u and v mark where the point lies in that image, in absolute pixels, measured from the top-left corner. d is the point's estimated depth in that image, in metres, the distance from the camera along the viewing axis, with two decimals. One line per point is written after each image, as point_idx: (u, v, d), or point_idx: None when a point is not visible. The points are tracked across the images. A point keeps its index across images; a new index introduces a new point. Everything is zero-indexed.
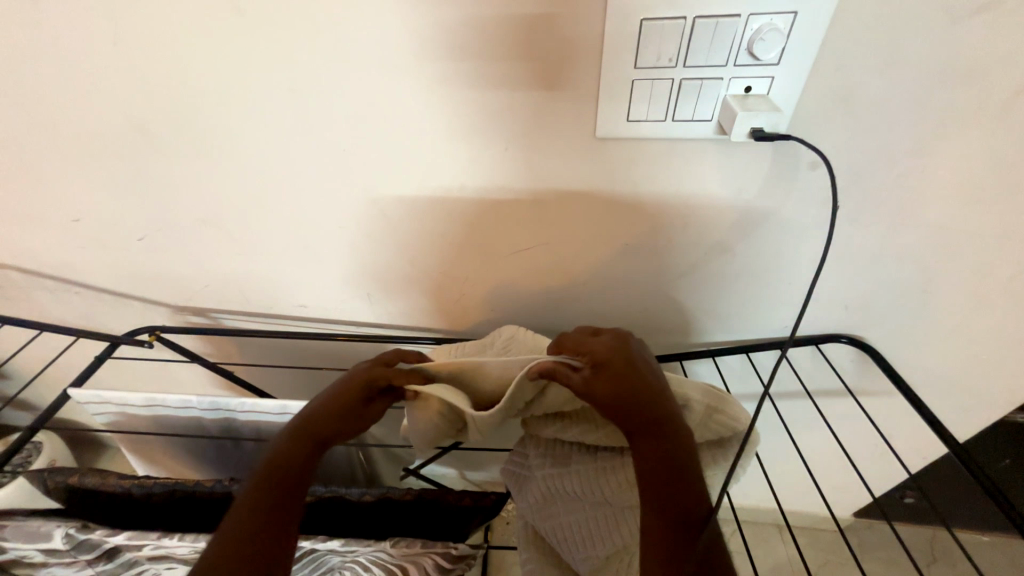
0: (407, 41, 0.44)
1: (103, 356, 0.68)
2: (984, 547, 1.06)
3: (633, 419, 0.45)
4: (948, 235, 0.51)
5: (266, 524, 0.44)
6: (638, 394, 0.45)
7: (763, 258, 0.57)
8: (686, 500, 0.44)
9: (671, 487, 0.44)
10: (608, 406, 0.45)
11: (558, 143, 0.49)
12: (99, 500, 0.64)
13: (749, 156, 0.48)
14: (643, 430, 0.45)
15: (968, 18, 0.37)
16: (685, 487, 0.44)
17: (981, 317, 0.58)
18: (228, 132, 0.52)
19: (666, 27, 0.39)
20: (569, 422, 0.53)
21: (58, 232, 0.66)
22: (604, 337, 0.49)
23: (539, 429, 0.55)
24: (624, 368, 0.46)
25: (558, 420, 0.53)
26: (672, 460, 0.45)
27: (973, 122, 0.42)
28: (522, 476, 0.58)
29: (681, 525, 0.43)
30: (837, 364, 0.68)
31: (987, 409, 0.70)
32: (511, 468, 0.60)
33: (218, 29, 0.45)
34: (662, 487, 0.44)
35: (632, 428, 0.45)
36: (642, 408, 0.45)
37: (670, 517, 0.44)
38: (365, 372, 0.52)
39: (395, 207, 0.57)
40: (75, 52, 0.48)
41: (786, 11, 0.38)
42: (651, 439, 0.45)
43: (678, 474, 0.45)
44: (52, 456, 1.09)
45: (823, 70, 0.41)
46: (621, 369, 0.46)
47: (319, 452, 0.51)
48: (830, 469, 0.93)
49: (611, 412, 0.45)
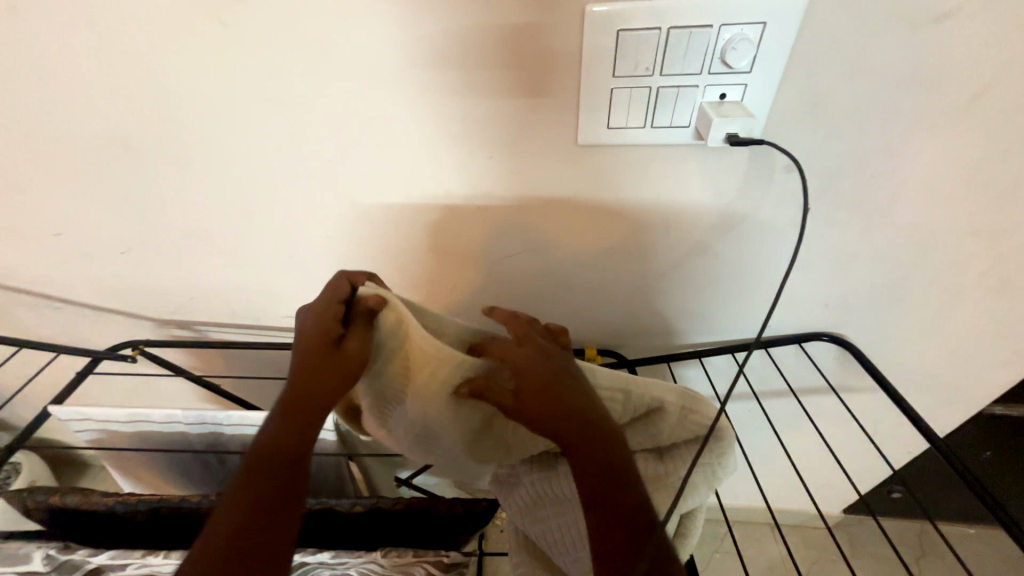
0: (390, 51, 0.44)
1: (84, 372, 0.66)
2: (970, 540, 1.08)
3: (580, 440, 0.42)
4: (919, 234, 0.52)
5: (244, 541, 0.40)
6: (572, 404, 0.43)
7: (745, 259, 0.58)
8: (635, 530, 0.41)
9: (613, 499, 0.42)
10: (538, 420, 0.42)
11: (541, 149, 0.49)
12: (82, 519, 0.62)
13: (726, 160, 0.49)
14: (585, 448, 0.42)
15: (928, 27, 0.39)
16: (633, 514, 0.42)
17: (956, 312, 0.60)
18: (212, 144, 0.52)
19: (642, 37, 0.41)
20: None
21: (38, 246, 0.65)
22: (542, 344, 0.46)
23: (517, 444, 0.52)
24: (551, 384, 0.43)
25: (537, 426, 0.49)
26: (617, 486, 0.42)
27: (938, 125, 0.44)
28: (510, 483, 0.58)
29: (628, 534, 0.41)
30: (820, 361, 0.70)
31: (967, 402, 0.72)
32: (499, 476, 0.60)
33: (202, 42, 0.45)
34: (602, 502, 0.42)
35: (579, 449, 0.42)
36: (572, 425, 0.42)
37: (615, 547, 0.41)
38: (319, 313, 0.46)
39: (381, 215, 0.58)
40: (57, 66, 0.47)
41: (757, 22, 0.39)
42: (586, 454, 0.42)
43: (624, 501, 0.42)
44: (32, 476, 1.06)
45: (794, 78, 0.43)
46: (550, 385, 0.43)
47: (305, 445, 0.45)
48: (818, 466, 0.94)
49: (545, 425, 0.42)
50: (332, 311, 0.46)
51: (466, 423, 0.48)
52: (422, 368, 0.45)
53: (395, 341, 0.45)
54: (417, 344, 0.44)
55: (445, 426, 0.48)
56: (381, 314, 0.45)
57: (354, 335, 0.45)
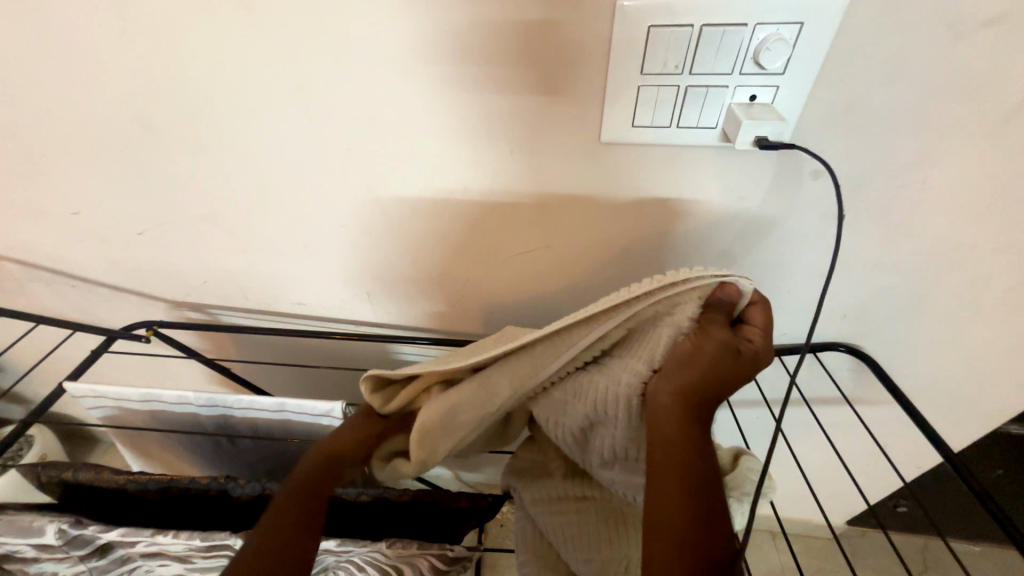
0: (414, 42, 0.44)
1: (100, 350, 0.67)
2: (976, 557, 1.07)
3: (692, 418, 0.40)
4: (947, 246, 0.51)
5: (279, 545, 0.46)
6: (721, 395, 0.41)
7: (763, 265, 0.57)
8: (709, 483, 0.38)
9: (698, 470, 0.38)
10: (689, 385, 0.40)
11: (562, 145, 0.49)
12: (95, 495, 0.63)
13: (752, 164, 0.48)
14: (693, 421, 0.40)
15: (972, 33, 0.37)
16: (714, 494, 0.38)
17: (979, 327, 0.58)
18: (232, 127, 0.52)
19: (673, 35, 0.40)
20: (633, 459, 0.49)
21: (58, 225, 0.66)
22: (744, 347, 0.42)
23: (606, 421, 0.48)
24: (727, 380, 0.41)
25: (638, 425, 0.46)
26: (696, 467, 0.38)
27: (974, 137, 0.43)
28: (532, 470, 0.60)
29: (695, 497, 0.37)
30: (835, 372, 0.69)
31: (985, 419, 0.71)
32: (519, 465, 0.61)
33: (228, 27, 0.45)
34: (689, 469, 0.38)
35: (693, 432, 0.39)
36: (700, 407, 0.40)
37: (690, 481, 0.38)
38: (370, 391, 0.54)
39: (397, 206, 0.57)
40: (81, 47, 0.48)
41: (793, 22, 0.38)
42: (695, 426, 0.40)
43: (701, 473, 0.38)
44: (44, 450, 1.08)
45: (828, 82, 0.42)
46: (724, 378, 0.40)
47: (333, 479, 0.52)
48: (826, 476, 0.93)
49: (698, 398, 0.40)
50: (697, 284, 0.43)
51: (623, 403, 0.45)
52: (680, 348, 0.42)
53: (671, 328, 0.44)
54: (679, 343, 0.43)
55: (604, 390, 0.46)
56: (686, 299, 0.44)
57: (684, 306, 0.44)
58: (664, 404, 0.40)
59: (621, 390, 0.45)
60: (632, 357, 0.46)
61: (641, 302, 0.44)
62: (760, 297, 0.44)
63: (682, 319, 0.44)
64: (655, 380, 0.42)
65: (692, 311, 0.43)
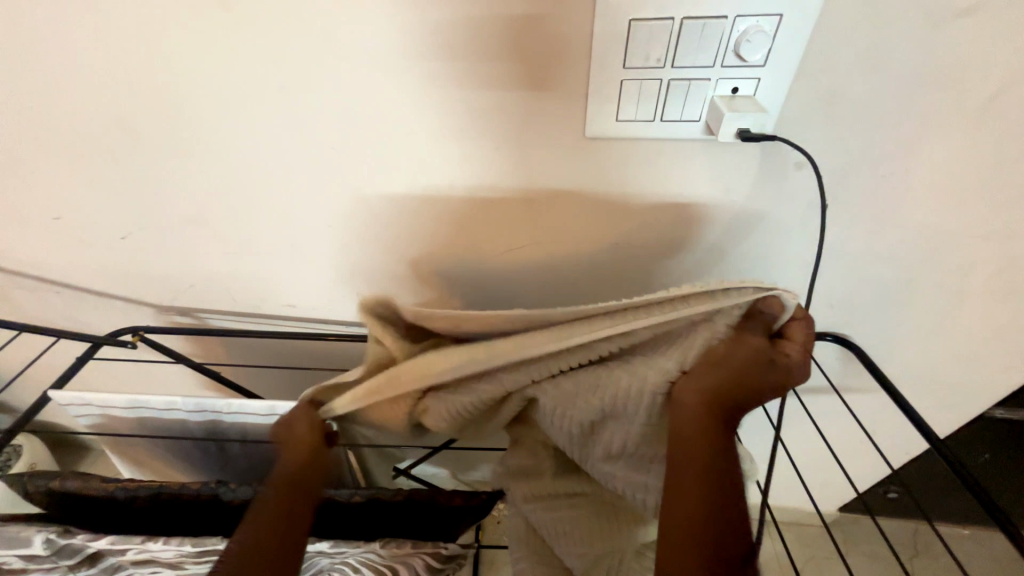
0: (397, 38, 0.43)
1: (85, 356, 0.66)
2: (964, 540, 1.09)
3: (719, 423, 0.41)
4: (929, 234, 0.52)
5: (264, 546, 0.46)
6: (747, 401, 0.42)
7: (751, 257, 0.57)
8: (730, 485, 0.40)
9: (720, 472, 0.40)
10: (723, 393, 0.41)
11: (549, 141, 0.49)
12: (84, 504, 0.62)
13: (737, 157, 0.48)
14: (720, 424, 0.41)
15: (949, 22, 0.38)
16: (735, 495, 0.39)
17: (962, 314, 0.59)
18: (214, 128, 0.51)
19: (655, 28, 0.40)
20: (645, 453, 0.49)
21: (38, 231, 0.65)
22: (778, 358, 0.42)
23: (622, 417, 0.47)
24: (755, 389, 0.42)
25: (655, 421, 0.47)
26: (720, 470, 0.40)
27: (953, 125, 0.43)
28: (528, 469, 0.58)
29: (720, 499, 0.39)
30: (824, 361, 0.70)
31: (970, 404, 0.72)
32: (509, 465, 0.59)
33: (206, 25, 0.44)
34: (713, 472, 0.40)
35: (719, 436, 0.41)
36: (729, 412, 0.42)
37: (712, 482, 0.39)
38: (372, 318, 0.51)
39: (384, 205, 0.57)
40: (55, 49, 0.47)
41: (773, 14, 0.38)
42: (721, 429, 0.41)
43: (722, 475, 0.40)
44: (32, 459, 1.07)
45: (809, 73, 0.42)
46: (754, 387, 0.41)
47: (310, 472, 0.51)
48: (817, 464, 0.94)
49: (730, 404, 0.41)
50: (744, 293, 0.41)
51: (645, 399, 0.45)
52: (713, 353, 0.42)
53: (710, 333, 0.42)
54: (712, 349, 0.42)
55: (625, 386, 0.45)
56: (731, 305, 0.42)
57: (725, 313, 0.42)
58: (695, 408, 0.41)
59: (642, 385, 0.44)
60: (658, 357, 0.44)
61: (681, 304, 0.42)
62: (803, 313, 0.44)
63: (722, 325, 0.42)
64: (686, 382, 0.42)
65: (732, 320, 0.42)
